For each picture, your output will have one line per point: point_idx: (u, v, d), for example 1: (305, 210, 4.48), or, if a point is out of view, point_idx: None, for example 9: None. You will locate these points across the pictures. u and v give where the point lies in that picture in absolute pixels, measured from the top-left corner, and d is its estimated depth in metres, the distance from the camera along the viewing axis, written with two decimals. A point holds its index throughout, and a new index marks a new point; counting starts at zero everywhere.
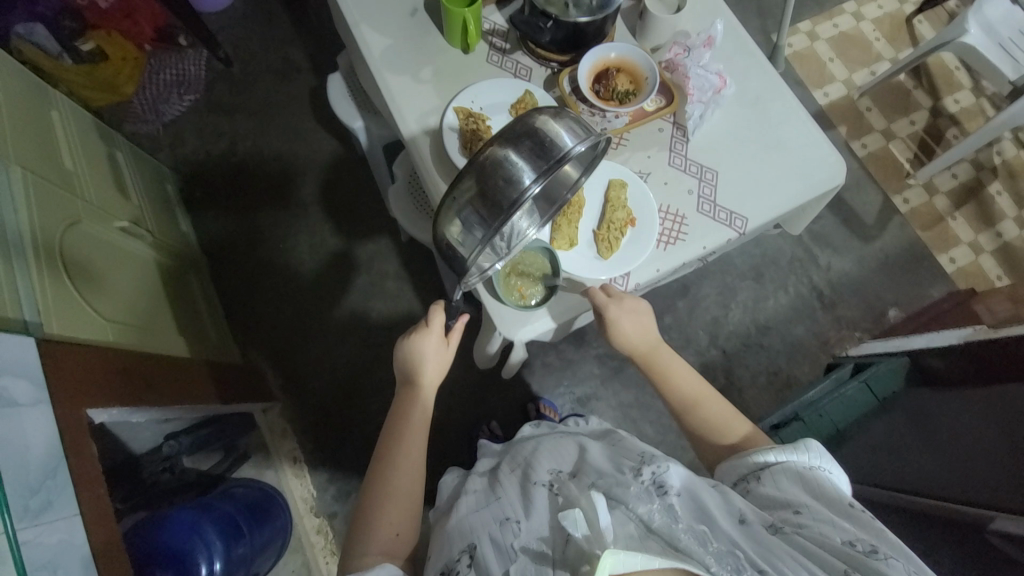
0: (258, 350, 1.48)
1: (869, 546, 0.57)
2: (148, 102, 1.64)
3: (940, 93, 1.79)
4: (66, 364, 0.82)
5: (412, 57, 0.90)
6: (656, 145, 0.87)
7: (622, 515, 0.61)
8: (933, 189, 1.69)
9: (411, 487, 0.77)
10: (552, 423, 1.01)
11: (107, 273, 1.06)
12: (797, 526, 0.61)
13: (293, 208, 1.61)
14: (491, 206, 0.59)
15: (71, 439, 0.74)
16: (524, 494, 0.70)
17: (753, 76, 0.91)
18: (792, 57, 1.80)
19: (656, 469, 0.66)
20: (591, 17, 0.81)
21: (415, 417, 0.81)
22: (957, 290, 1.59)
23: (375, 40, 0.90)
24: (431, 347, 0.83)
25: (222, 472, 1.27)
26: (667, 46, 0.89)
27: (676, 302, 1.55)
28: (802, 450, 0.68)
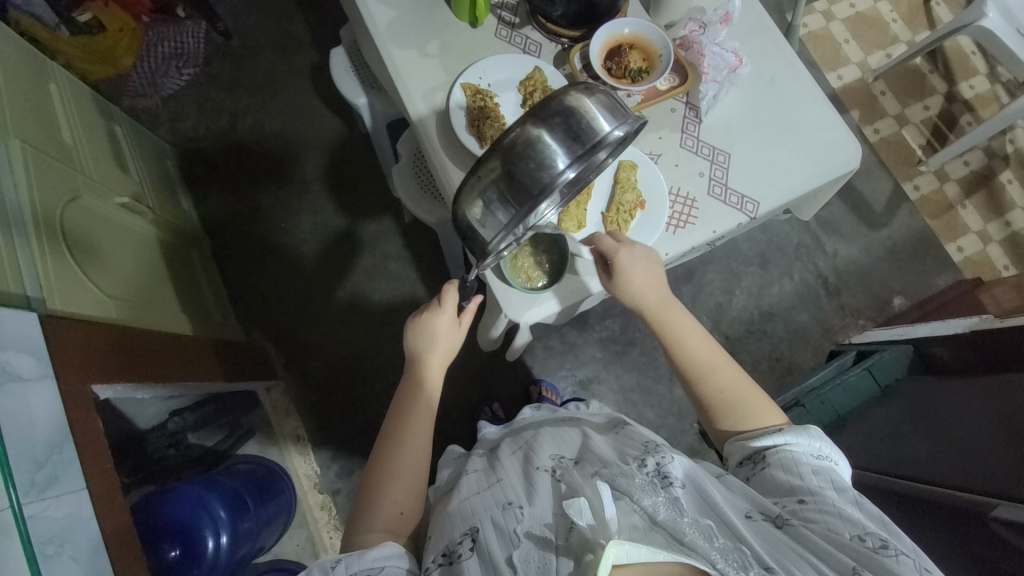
0: (261, 330, 1.48)
1: (878, 541, 0.58)
2: (146, 75, 1.60)
3: (955, 78, 1.75)
4: (70, 340, 0.82)
5: (418, 30, 0.87)
6: (668, 126, 0.85)
7: (626, 505, 0.61)
8: (944, 177, 1.67)
9: (419, 466, 0.77)
10: (553, 407, 1.02)
11: (109, 250, 1.05)
12: (803, 517, 0.62)
13: (295, 187, 1.59)
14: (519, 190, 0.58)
15: (75, 414, 0.74)
16: (526, 482, 0.71)
17: (770, 56, 0.88)
18: (806, 37, 1.75)
19: (660, 459, 0.67)
20: None
21: (423, 396, 0.82)
22: (963, 279, 1.58)
23: (380, 11, 0.87)
24: (442, 327, 0.82)
25: (225, 449, 1.28)
26: (683, 23, 0.86)
27: (680, 287, 1.54)
28: (808, 436, 0.70)
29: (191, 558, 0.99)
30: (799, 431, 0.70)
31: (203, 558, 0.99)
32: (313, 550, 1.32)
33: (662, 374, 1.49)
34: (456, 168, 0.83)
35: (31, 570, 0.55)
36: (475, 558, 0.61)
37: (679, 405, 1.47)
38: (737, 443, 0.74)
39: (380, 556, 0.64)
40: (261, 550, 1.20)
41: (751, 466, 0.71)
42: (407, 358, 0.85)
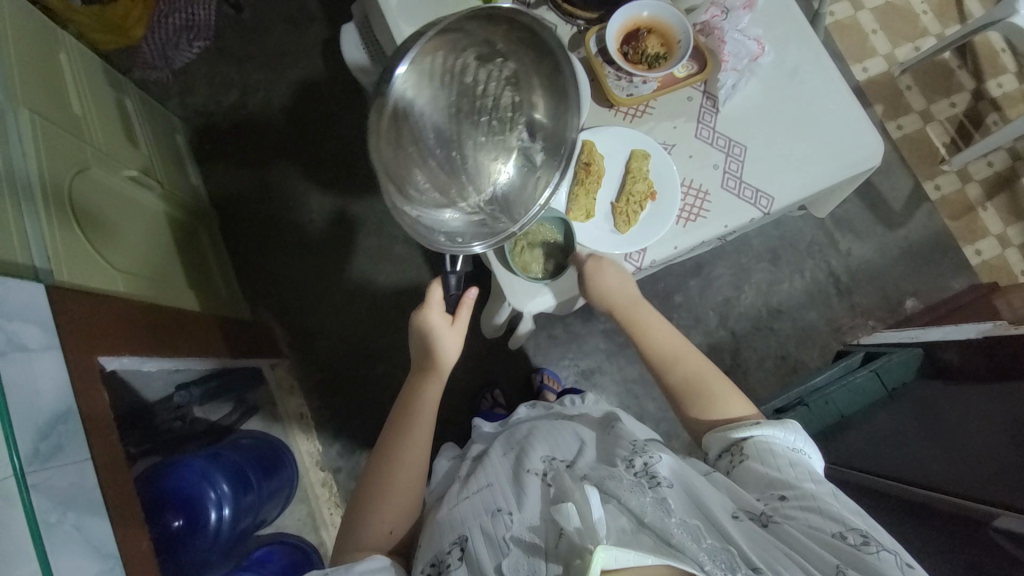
0: (267, 308, 1.49)
1: (859, 538, 0.59)
2: (157, 47, 1.58)
3: (985, 75, 1.68)
4: (77, 312, 0.82)
5: (430, 8, 0.85)
6: (684, 114, 0.82)
7: (614, 508, 0.63)
8: (966, 177, 1.62)
9: (420, 461, 0.80)
10: (548, 403, 1.02)
11: (118, 223, 1.06)
12: (784, 515, 0.63)
13: (304, 166, 1.58)
14: (390, 109, 0.59)
15: (81, 385, 0.75)
16: (518, 481, 0.72)
17: (793, 45, 0.85)
18: (832, 27, 1.69)
19: (648, 459, 0.71)
20: None
21: (414, 407, 0.83)
22: (978, 284, 1.54)
23: None
24: (441, 328, 0.82)
25: (232, 423, 1.31)
26: (704, 7, 0.82)
27: (688, 281, 1.53)
28: (785, 429, 0.70)
29: (194, 529, 1.01)
30: (775, 427, 0.70)
31: (206, 529, 1.02)
32: (313, 526, 1.35)
33: None
34: None
35: (33, 537, 0.56)
36: (464, 569, 0.63)
37: None
38: (717, 435, 0.74)
39: (367, 569, 0.67)
40: (264, 523, 1.23)
41: (730, 460, 0.72)
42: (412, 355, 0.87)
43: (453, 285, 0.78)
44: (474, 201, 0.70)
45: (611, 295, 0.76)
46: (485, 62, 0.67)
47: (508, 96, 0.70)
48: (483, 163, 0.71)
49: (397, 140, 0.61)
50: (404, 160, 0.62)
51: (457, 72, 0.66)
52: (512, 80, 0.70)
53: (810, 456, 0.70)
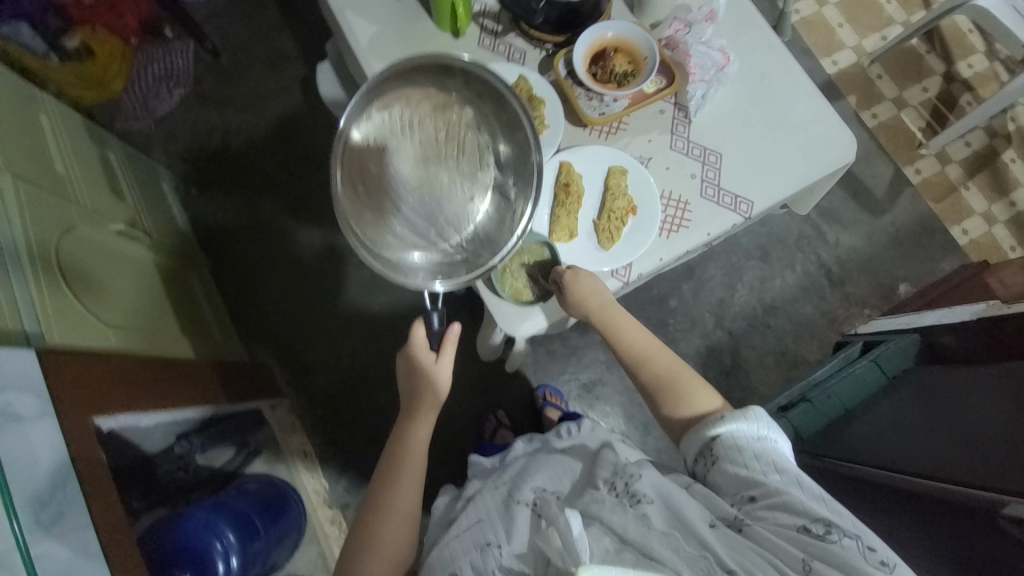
0: (263, 347, 1.49)
1: (823, 527, 0.60)
2: (138, 99, 1.62)
3: (953, 58, 1.71)
4: (70, 373, 0.82)
5: (400, 45, 0.86)
6: (657, 128, 0.83)
7: (597, 530, 0.66)
8: (945, 159, 1.64)
9: (411, 503, 0.81)
10: (545, 437, 0.99)
11: (108, 279, 1.06)
12: (755, 516, 0.64)
13: (291, 203, 1.59)
14: (347, 174, 0.68)
15: (78, 449, 0.75)
16: (505, 512, 0.77)
17: (758, 52, 0.87)
18: (799, 24, 1.72)
19: (630, 480, 0.74)
20: None
21: (405, 449, 0.84)
22: (969, 263, 1.55)
23: (361, 27, 0.87)
24: (427, 366, 0.84)
25: (235, 468, 1.29)
26: (667, 22, 0.84)
27: (681, 285, 1.53)
28: (748, 420, 0.70)
29: None
30: (738, 419, 0.71)
31: None
32: (325, 566, 1.32)
33: None
34: None
35: None
36: None
37: None
38: (690, 437, 0.75)
39: None
40: (273, 569, 1.21)
41: (704, 461, 0.72)
42: (403, 395, 0.89)
43: (435, 325, 0.80)
44: (453, 242, 0.72)
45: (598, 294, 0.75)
46: (438, 115, 0.73)
47: (472, 139, 0.75)
48: (461, 204, 0.73)
49: (357, 197, 0.68)
50: (369, 215, 0.69)
51: (414, 128, 0.73)
52: (474, 123, 0.74)
53: (776, 440, 0.70)
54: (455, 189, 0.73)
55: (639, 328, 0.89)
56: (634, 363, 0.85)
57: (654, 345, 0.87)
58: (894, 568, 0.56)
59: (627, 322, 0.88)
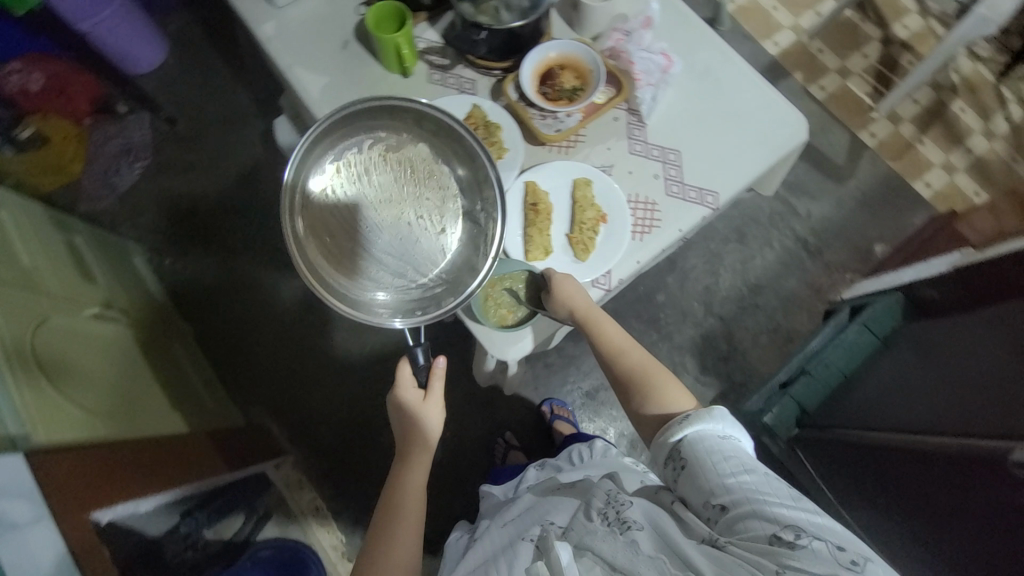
0: (259, 408, 1.46)
1: (793, 533, 0.58)
2: (99, 178, 1.60)
3: (888, 22, 1.78)
4: (59, 472, 0.80)
5: (351, 92, 0.87)
6: (614, 135, 0.85)
7: (589, 560, 0.64)
8: (897, 118, 1.69)
9: (409, 557, 0.77)
10: (554, 463, 1.09)
11: (90, 365, 1.04)
12: (730, 528, 0.62)
13: (268, 257, 1.58)
14: (316, 229, 0.74)
15: (80, 549, 0.72)
16: (511, 552, 0.76)
17: (700, 51, 0.89)
18: (736, 12, 1.78)
19: (622, 509, 0.72)
20: (523, 20, 0.80)
21: (405, 493, 0.82)
22: (937, 215, 1.59)
23: (310, 80, 0.87)
24: (417, 406, 0.84)
25: (245, 536, 1.22)
26: (608, 34, 0.87)
27: (666, 278, 1.54)
28: (714, 422, 0.71)
29: None
30: (701, 426, 0.71)
31: None
32: None
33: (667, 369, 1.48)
34: None
35: None
36: None
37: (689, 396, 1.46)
38: (661, 447, 0.74)
39: None
40: None
41: (675, 470, 0.71)
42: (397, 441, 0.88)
43: (420, 361, 0.79)
44: (432, 277, 0.76)
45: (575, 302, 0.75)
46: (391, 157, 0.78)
47: (433, 170, 0.79)
48: (433, 237, 0.78)
49: (327, 253, 0.73)
50: (342, 269, 0.74)
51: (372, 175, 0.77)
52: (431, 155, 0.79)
53: (739, 440, 0.71)
54: (424, 224, 0.78)
55: (616, 332, 0.89)
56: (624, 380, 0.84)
57: (633, 350, 0.87)
58: (865, 568, 0.54)
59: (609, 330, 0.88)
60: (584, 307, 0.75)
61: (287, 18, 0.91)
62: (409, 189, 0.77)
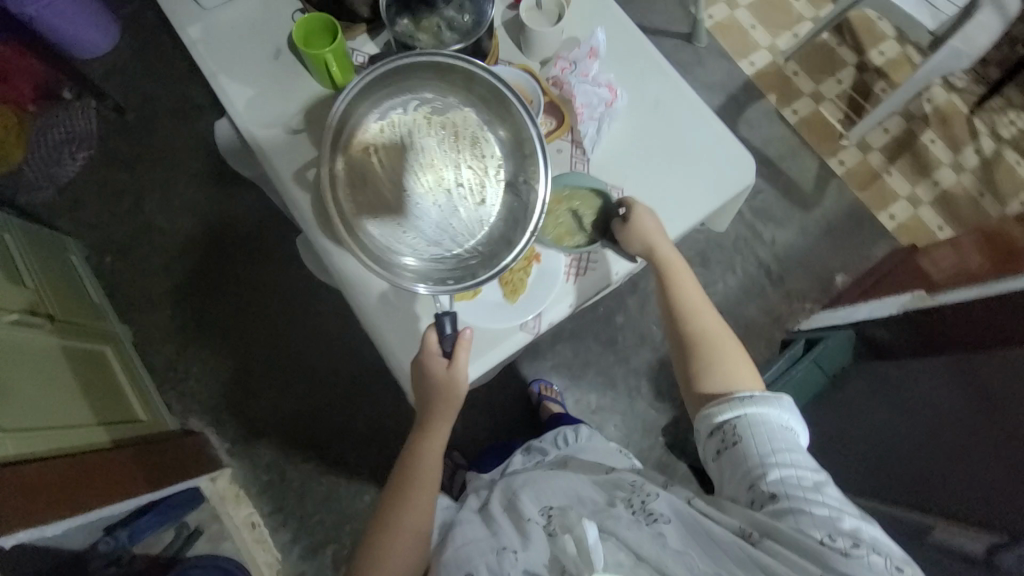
0: (199, 417, 1.40)
1: (848, 541, 0.59)
2: (39, 168, 1.51)
3: (864, 47, 1.76)
4: None
5: (280, 106, 0.82)
6: (556, 169, 0.82)
7: (613, 544, 0.65)
8: (866, 147, 1.68)
9: (423, 523, 0.76)
10: (539, 446, 1.07)
11: (7, 378, 0.98)
12: (777, 514, 0.64)
13: (216, 260, 1.51)
14: (355, 182, 0.76)
15: None
16: (519, 527, 0.73)
17: (651, 83, 0.86)
18: (713, 29, 1.75)
19: (646, 498, 0.72)
20: (464, 44, 0.76)
21: (414, 469, 0.78)
22: (899, 247, 1.59)
23: (236, 91, 0.82)
24: (443, 378, 0.73)
25: (175, 553, 1.19)
26: (553, 62, 0.83)
27: (626, 299, 1.52)
28: (779, 408, 0.72)
29: None
30: (766, 405, 0.72)
31: None
32: None
33: (622, 392, 1.46)
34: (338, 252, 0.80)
35: None
36: None
37: (642, 420, 1.45)
38: (713, 408, 0.75)
39: None
40: None
41: (723, 443, 0.73)
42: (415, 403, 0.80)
43: (447, 330, 0.72)
44: (467, 246, 0.76)
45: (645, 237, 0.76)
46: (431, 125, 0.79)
47: (481, 134, 0.78)
48: (471, 208, 0.78)
49: (364, 216, 0.75)
50: (376, 232, 0.75)
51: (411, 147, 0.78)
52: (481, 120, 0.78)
53: (796, 431, 0.72)
54: (461, 195, 0.78)
55: (687, 292, 0.87)
56: (688, 337, 0.83)
57: (703, 321, 0.84)
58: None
59: (680, 286, 0.86)
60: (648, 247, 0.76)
61: (217, 19, 0.85)
62: (449, 154, 0.78)
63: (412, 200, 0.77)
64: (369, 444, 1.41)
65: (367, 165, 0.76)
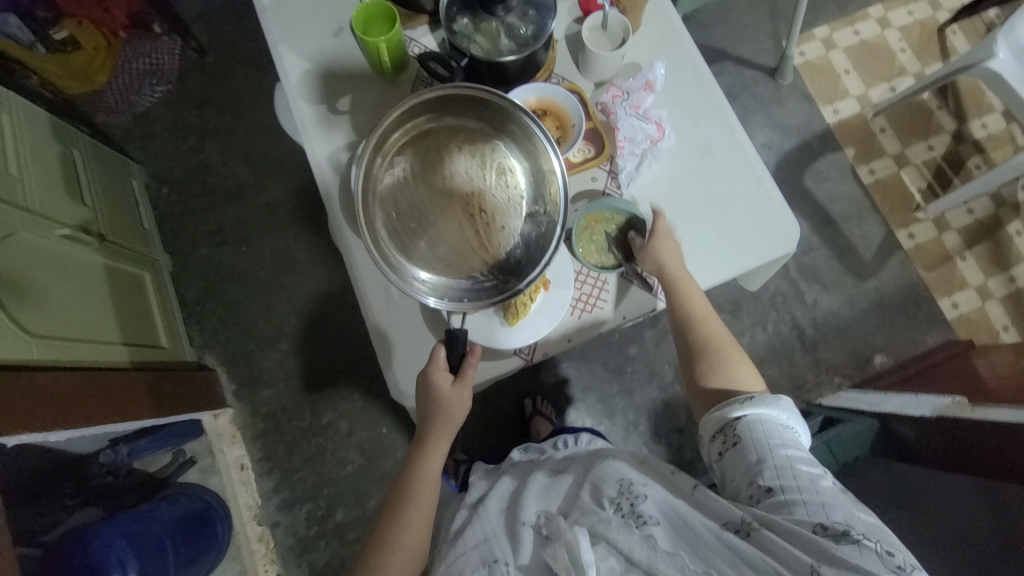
0: (214, 354, 1.49)
1: (841, 529, 0.56)
2: (120, 92, 1.61)
3: (967, 115, 1.60)
4: None
5: (330, 86, 0.85)
6: (585, 197, 0.80)
7: (603, 549, 0.62)
8: (943, 225, 1.53)
9: (419, 541, 0.75)
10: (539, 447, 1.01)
11: (49, 287, 1.08)
12: (772, 510, 0.61)
13: (259, 209, 1.57)
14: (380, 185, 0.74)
15: None
16: (512, 533, 0.73)
17: (696, 102, 0.82)
18: (802, 67, 1.63)
19: (635, 499, 0.67)
20: (517, 57, 0.74)
21: (415, 480, 0.77)
22: (955, 339, 1.46)
23: (293, 64, 0.85)
24: (450, 390, 0.74)
25: (166, 476, 1.30)
26: (606, 87, 0.82)
27: (644, 332, 1.47)
28: (779, 408, 0.68)
29: None
30: (762, 417, 0.68)
31: None
32: None
33: (619, 425, 1.43)
34: (354, 239, 0.82)
35: None
36: None
37: None
38: (712, 419, 0.72)
39: None
40: None
41: (723, 442, 0.69)
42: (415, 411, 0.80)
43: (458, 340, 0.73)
44: (484, 268, 0.74)
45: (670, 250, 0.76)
46: (468, 132, 0.77)
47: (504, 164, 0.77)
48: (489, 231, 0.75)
49: (390, 228, 0.74)
50: (402, 241, 0.74)
51: (450, 154, 0.76)
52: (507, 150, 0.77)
53: (797, 430, 0.69)
54: (492, 210, 0.75)
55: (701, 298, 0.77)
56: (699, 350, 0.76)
57: (713, 331, 0.77)
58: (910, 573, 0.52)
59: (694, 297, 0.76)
60: (673, 271, 0.75)
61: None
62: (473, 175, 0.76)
63: (441, 210, 0.75)
64: (362, 416, 1.45)
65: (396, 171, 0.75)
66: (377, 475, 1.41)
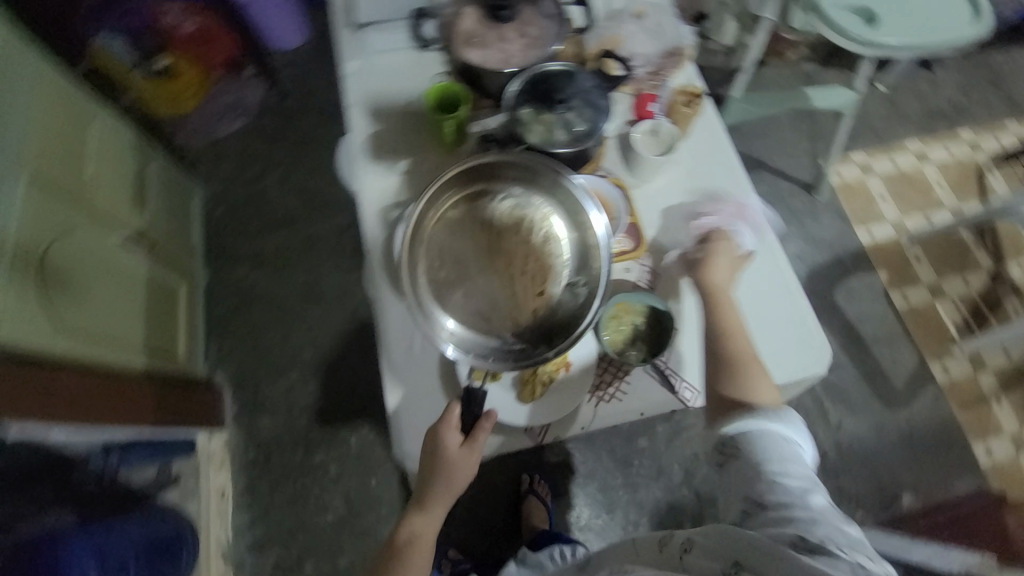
0: (224, 373, 1.49)
1: (814, 540, 0.56)
2: (200, 122, 1.78)
3: (1005, 257, 1.60)
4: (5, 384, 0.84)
5: (392, 149, 0.92)
6: (617, 283, 0.83)
7: None
8: (980, 364, 1.48)
9: None
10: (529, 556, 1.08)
11: (92, 286, 1.13)
12: (762, 525, 0.61)
13: (300, 241, 1.65)
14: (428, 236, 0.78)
15: None
16: None
17: (728, 200, 0.86)
18: (839, 187, 1.68)
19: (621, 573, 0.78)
20: (571, 149, 0.80)
21: (416, 542, 0.75)
22: (988, 490, 1.36)
23: (363, 126, 0.93)
24: (454, 453, 0.72)
25: (146, 492, 1.26)
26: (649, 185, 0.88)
27: (657, 424, 1.42)
28: (780, 420, 0.67)
29: None
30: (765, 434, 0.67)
31: None
32: None
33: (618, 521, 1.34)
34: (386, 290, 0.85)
35: None
36: None
37: None
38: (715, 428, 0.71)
39: None
40: None
41: (721, 455, 0.69)
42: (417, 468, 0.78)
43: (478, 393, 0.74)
44: (516, 332, 0.76)
45: (711, 283, 0.78)
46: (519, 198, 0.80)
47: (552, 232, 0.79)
48: (529, 295, 0.77)
49: (430, 276, 0.77)
50: (442, 294, 0.77)
51: (502, 213, 0.80)
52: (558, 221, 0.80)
53: (800, 445, 0.67)
54: (534, 272, 0.78)
55: (734, 313, 0.77)
56: (728, 362, 0.73)
57: (746, 353, 0.75)
58: None
59: (728, 316, 0.76)
60: (711, 291, 0.77)
61: (377, 64, 0.97)
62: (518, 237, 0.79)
63: (485, 265, 0.78)
64: (354, 462, 1.41)
65: (445, 226, 0.79)
66: (356, 529, 1.35)
